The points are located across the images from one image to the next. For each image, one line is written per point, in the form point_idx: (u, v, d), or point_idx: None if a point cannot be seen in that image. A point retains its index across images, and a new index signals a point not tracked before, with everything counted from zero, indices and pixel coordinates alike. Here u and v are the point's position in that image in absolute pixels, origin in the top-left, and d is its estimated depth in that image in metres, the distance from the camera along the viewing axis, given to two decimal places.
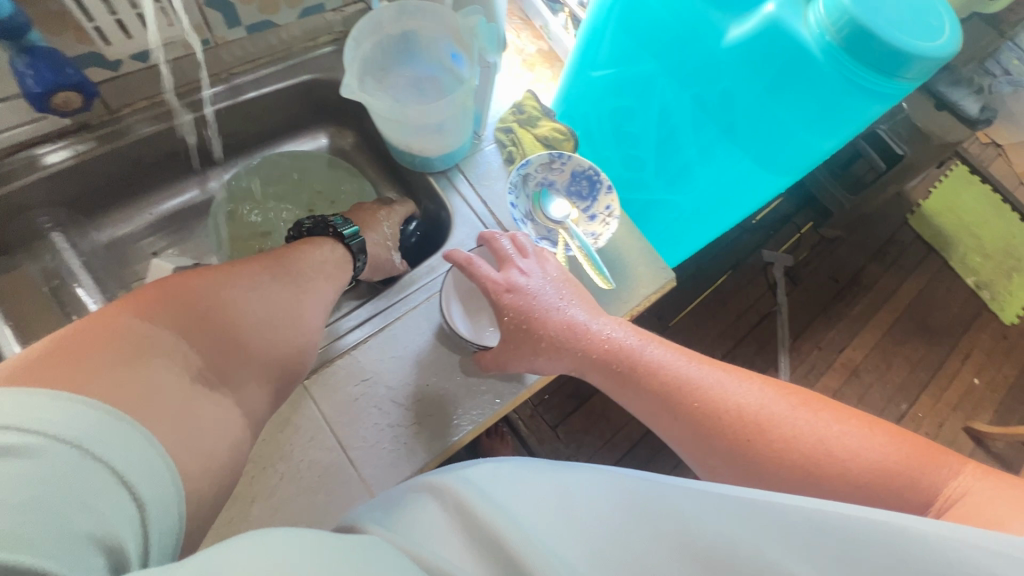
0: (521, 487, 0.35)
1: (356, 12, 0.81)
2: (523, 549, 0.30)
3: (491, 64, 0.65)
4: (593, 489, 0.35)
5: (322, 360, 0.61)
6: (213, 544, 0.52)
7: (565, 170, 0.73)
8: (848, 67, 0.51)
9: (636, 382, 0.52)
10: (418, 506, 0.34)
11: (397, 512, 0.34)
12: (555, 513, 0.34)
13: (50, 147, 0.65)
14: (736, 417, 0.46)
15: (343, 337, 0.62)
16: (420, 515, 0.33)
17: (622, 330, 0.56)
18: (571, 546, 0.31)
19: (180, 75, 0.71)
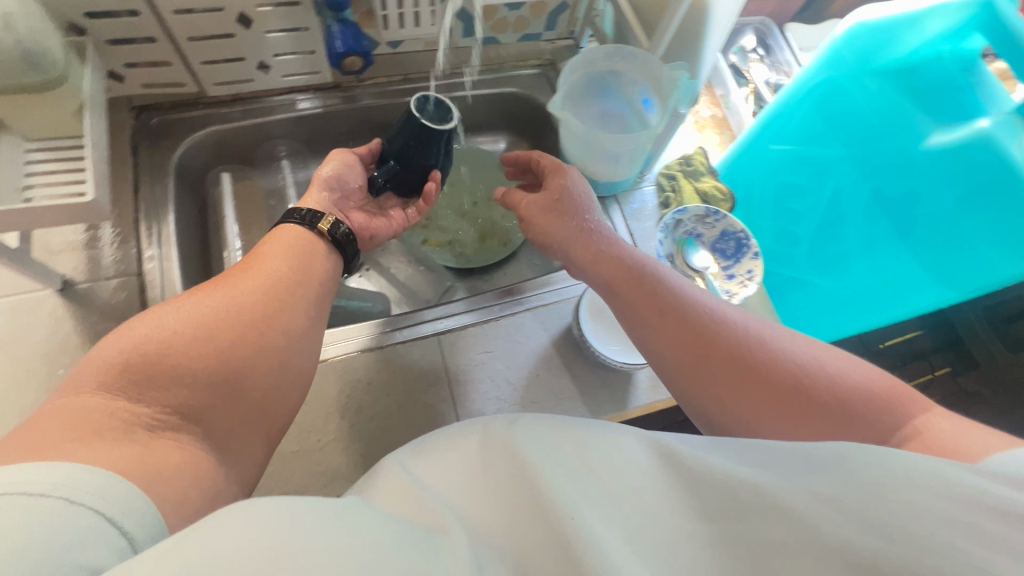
0: (565, 436, 0.34)
1: (565, 47, 0.92)
2: (527, 471, 0.31)
3: (681, 115, 0.71)
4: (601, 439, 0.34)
5: (422, 332, 0.68)
6: (332, 441, 0.61)
7: (716, 227, 0.76)
8: None
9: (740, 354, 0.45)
10: (454, 444, 0.36)
11: (431, 453, 0.36)
12: (565, 447, 0.33)
13: (307, 96, 0.81)
14: (775, 387, 0.42)
15: (438, 320, 0.69)
16: (445, 459, 0.35)
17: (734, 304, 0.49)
18: (583, 489, 0.30)
19: (417, 64, 0.86)
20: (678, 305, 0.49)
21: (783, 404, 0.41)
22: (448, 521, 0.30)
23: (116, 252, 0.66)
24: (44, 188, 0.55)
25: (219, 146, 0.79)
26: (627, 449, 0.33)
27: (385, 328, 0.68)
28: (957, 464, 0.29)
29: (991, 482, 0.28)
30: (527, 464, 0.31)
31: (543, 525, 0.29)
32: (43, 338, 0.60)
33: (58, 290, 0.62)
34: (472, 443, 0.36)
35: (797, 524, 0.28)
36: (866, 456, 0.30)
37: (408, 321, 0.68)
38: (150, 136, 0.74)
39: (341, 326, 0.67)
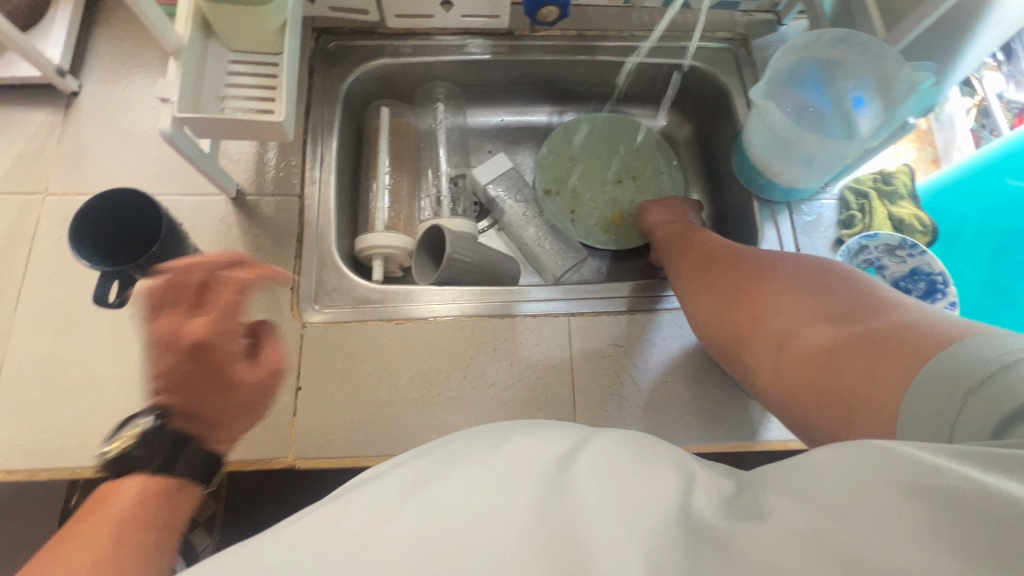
0: (592, 464, 0.32)
1: (762, 22, 0.81)
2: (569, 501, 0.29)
3: (907, 125, 0.60)
4: (623, 453, 0.34)
5: (516, 310, 0.65)
6: (451, 399, 0.61)
7: (908, 262, 0.65)
8: None
9: (842, 354, 0.41)
10: (513, 439, 0.35)
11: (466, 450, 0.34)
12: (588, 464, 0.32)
13: (478, 40, 0.77)
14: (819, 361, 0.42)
15: (533, 300, 0.66)
16: (482, 453, 0.33)
17: (846, 296, 0.45)
18: (591, 481, 0.30)
19: (595, 21, 0.79)
20: (763, 297, 0.51)
21: (826, 375, 0.41)
22: (466, 481, 0.30)
23: (284, 171, 0.69)
24: (239, 100, 0.57)
25: (385, 79, 0.78)
26: (653, 477, 0.32)
27: (475, 297, 0.66)
28: (985, 457, 0.26)
29: (990, 476, 0.24)
30: (568, 462, 0.32)
31: (545, 515, 0.29)
32: (214, 242, 0.64)
33: (230, 198, 0.66)
34: (553, 445, 0.34)
35: (785, 527, 0.27)
36: (877, 444, 0.28)
37: (505, 294, 0.66)
38: (326, 60, 0.75)
39: (434, 287, 0.66)
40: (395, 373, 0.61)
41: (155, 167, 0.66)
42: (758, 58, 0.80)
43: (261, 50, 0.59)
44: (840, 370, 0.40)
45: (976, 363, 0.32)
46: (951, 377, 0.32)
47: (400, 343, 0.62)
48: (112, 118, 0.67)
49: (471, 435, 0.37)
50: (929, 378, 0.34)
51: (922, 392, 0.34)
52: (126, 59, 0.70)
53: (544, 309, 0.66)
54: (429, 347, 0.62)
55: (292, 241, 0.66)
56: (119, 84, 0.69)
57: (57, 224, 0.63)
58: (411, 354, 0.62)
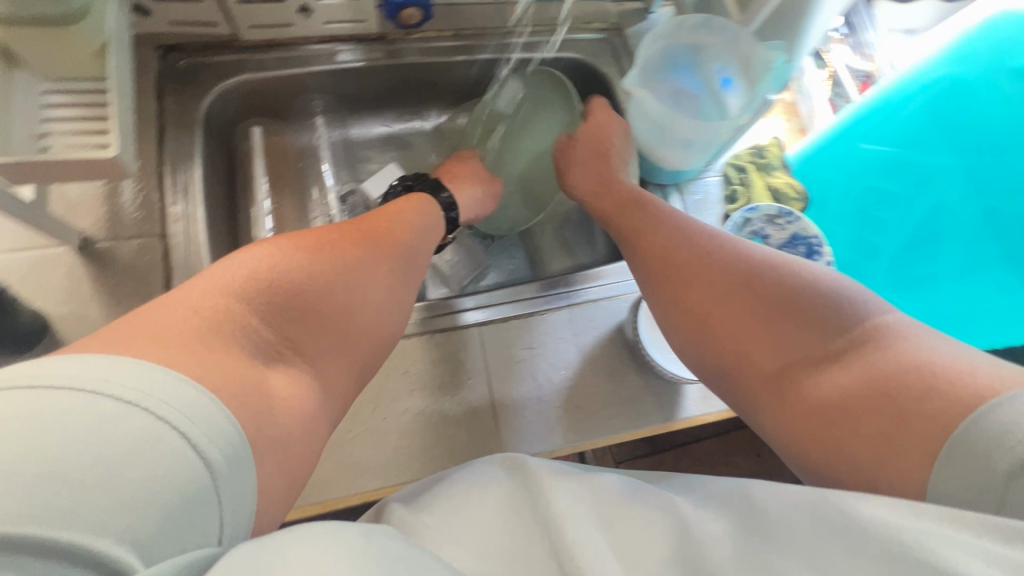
0: (574, 500, 0.38)
1: (634, 10, 0.83)
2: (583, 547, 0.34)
3: (769, 102, 0.64)
4: (595, 489, 0.39)
5: (444, 325, 0.63)
6: (364, 433, 0.57)
7: (787, 230, 0.69)
8: None
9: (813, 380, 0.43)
10: (483, 494, 0.40)
11: (451, 520, 0.38)
12: (585, 486, 0.39)
13: (349, 47, 0.73)
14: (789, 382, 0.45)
15: (458, 312, 0.64)
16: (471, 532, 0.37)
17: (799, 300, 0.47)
18: (585, 531, 0.35)
19: (471, 19, 0.77)
20: (697, 281, 0.53)
21: (834, 427, 0.40)
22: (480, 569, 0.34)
23: (139, 208, 0.61)
24: (63, 137, 0.49)
25: (252, 96, 0.72)
26: (651, 523, 0.36)
27: None
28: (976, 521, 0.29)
29: (961, 534, 0.29)
30: (557, 503, 0.37)
31: (555, 556, 0.35)
32: (62, 301, 0.56)
33: (75, 248, 0.58)
34: (489, 500, 0.40)
35: None
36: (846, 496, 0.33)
37: (430, 309, 0.63)
38: (177, 81, 0.67)
39: None
40: None
41: None
42: (634, 47, 0.81)
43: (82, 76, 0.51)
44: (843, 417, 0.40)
45: (998, 446, 0.32)
46: (978, 459, 0.32)
47: None
48: None
49: (451, 499, 0.40)
50: (955, 452, 0.34)
51: (954, 471, 0.33)
52: None
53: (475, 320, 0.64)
54: None
55: (159, 287, 0.59)
56: None
57: None
58: None
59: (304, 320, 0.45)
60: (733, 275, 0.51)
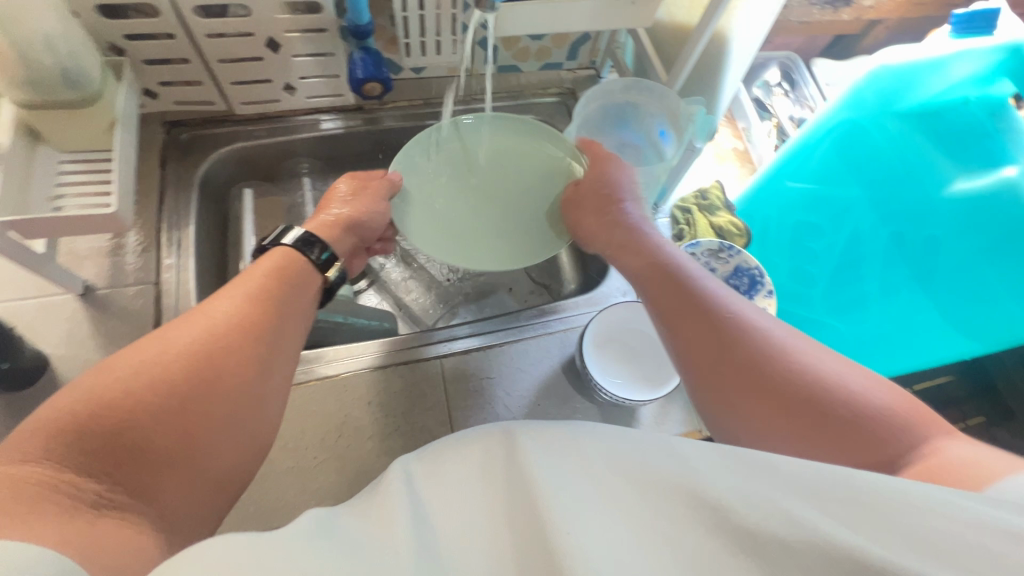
0: (585, 482, 0.30)
1: (586, 77, 0.93)
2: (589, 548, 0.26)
3: (696, 148, 0.71)
4: (624, 456, 0.31)
5: (431, 353, 0.68)
6: (328, 460, 0.61)
7: (730, 263, 0.74)
8: (1003, 261, 0.57)
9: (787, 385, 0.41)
10: (490, 462, 0.33)
11: (440, 475, 0.33)
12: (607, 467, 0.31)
13: (330, 117, 0.83)
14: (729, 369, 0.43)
15: (437, 342, 0.69)
16: (465, 488, 0.32)
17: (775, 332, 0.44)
18: (566, 500, 0.29)
19: (439, 89, 0.87)
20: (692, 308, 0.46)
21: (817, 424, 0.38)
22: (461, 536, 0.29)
23: (137, 259, 0.68)
24: (74, 197, 0.58)
25: (244, 161, 0.82)
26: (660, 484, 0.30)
27: (375, 351, 0.67)
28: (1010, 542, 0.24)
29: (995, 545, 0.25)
30: (557, 484, 0.30)
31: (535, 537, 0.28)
32: (61, 342, 0.62)
33: (78, 295, 0.65)
34: (500, 462, 0.33)
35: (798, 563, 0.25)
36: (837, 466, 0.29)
37: (415, 340, 0.69)
38: (179, 150, 0.77)
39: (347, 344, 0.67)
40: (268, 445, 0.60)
41: None
42: None
43: (94, 147, 0.61)
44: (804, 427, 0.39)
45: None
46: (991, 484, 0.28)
47: None
48: None
49: (453, 455, 0.34)
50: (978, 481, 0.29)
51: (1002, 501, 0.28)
52: None
53: (457, 350, 0.69)
54: (301, 411, 0.62)
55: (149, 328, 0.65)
56: None
57: None
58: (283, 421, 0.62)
59: (134, 454, 0.35)
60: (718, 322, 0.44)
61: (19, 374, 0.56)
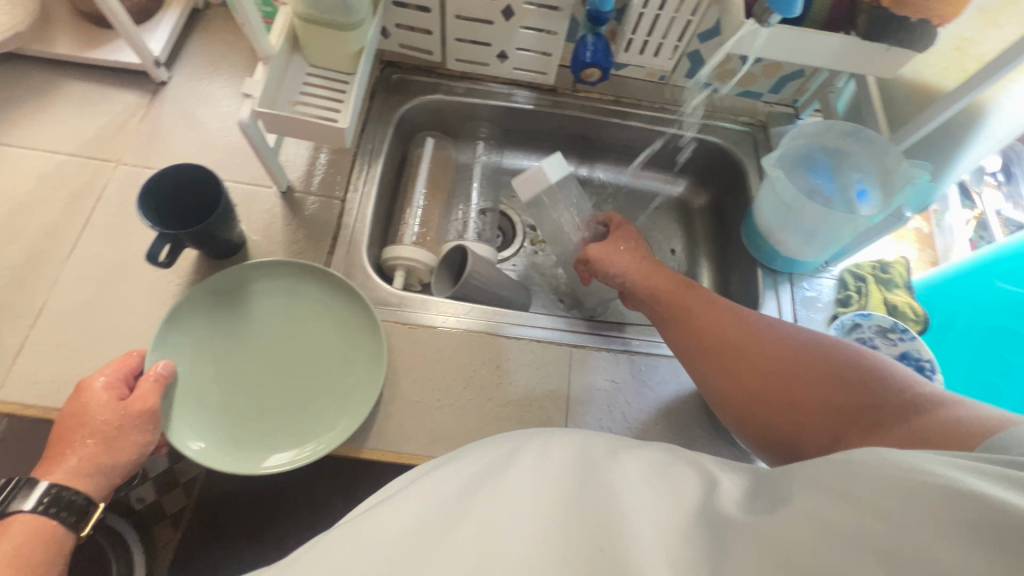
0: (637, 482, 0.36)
1: (782, 113, 0.89)
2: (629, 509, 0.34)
3: (903, 217, 0.66)
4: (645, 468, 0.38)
5: (504, 331, 0.68)
6: (449, 406, 0.63)
7: (898, 346, 0.68)
8: None
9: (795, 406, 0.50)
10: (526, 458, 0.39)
11: (478, 459, 0.41)
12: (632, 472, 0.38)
13: (524, 91, 0.86)
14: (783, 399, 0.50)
15: (523, 326, 0.69)
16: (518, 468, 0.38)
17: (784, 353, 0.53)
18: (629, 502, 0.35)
19: (631, 90, 0.88)
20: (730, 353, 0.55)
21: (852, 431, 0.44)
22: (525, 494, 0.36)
23: (332, 176, 0.75)
24: (310, 107, 0.65)
25: (436, 113, 0.87)
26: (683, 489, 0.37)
27: (475, 315, 0.69)
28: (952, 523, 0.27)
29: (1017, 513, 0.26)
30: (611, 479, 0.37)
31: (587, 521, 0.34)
32: (259, 229, 0.70)
33: (280, 192, 0.72)
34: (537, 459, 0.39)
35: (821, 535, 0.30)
36: (899, 458, 0.31)
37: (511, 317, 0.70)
38: (387, 89, 0.83)
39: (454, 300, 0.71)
40: (402, 375, 0.64)
41: (220, 157, 0.73)
42: (775, 144, 0.87)
43: (336, 68, 0.67)
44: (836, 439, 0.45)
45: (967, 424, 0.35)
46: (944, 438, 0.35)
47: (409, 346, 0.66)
48: (192, 109, 0.75)
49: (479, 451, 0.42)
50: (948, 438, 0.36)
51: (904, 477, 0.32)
52: (214, 62, 0.79)
53: (535, 336, 0.69)
54: (436, 354, 0.66)
55: (328, 238, 0.71)
56: (203, 82, 0.77)
57: (122, 190, 0.69)
58: (418, 358, 0.65)
59: None
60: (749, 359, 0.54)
61: (219, 245, 0.63)
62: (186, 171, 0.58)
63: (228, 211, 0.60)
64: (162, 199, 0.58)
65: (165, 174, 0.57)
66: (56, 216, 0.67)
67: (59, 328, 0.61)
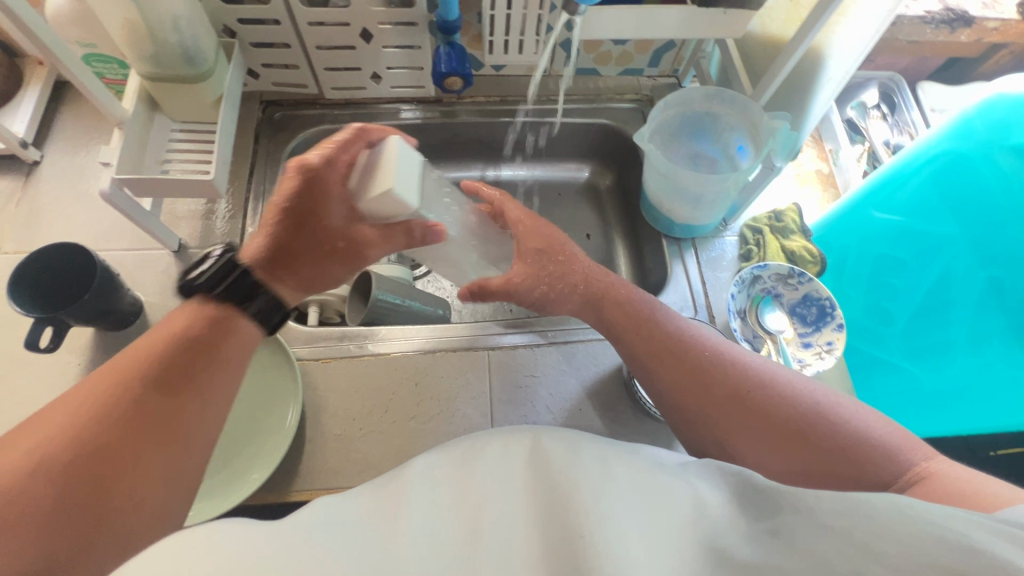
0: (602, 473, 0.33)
1: (666, 84, 0.91)
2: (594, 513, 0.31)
3: (776, 167, 0.68)
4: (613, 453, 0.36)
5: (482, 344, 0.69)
6: (372, 432, 0.64)
7: (798, 290, 0.71)
8: None
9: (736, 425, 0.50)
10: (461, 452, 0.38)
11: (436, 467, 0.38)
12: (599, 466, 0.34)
13: (410, 106, 0.86)
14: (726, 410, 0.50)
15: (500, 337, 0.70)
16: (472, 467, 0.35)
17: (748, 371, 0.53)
18: (599, 492, 0.32)
19: (516, 87, 0.89)
20: (678, 362, 0.54)
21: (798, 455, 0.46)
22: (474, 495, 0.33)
23: (225, 225, 0.75)
24: (179, 163, 0.64)
25: (327, 143, 0.87)
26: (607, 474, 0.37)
27: (444, 338, 0.70)
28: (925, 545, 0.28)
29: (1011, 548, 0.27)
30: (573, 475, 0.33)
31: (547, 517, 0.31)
32: (155, 292, 0.69)
33: (174, 252, 0.71)
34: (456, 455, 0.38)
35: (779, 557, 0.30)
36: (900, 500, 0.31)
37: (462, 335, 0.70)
38: (272, 128, 0.83)
39: (405, 325, 0.71)
40: (320, 411, 0.64)
41: (107, 227, 0.72)
42: None
43: (201, 121, 0.67)
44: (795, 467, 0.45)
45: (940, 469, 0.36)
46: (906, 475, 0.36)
47: (325, 380, 0.65)
48: (71, 182, 0.74)
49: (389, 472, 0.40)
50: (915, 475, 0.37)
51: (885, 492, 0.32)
52: (88, 132, 0.78)
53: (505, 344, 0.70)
54: (353, 383, 0.66)
55: None
56: (79, 153, 0.76)
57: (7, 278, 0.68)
58: (335, 391, 0.65)
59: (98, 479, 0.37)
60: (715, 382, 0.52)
61: (111, 315, 0.63)
62: (52, 249, 0.56)
63: (109, 280, 0.59)
64: (35, 284, 0.56)
65: (32, 259, 0.56)
66: None
67: None
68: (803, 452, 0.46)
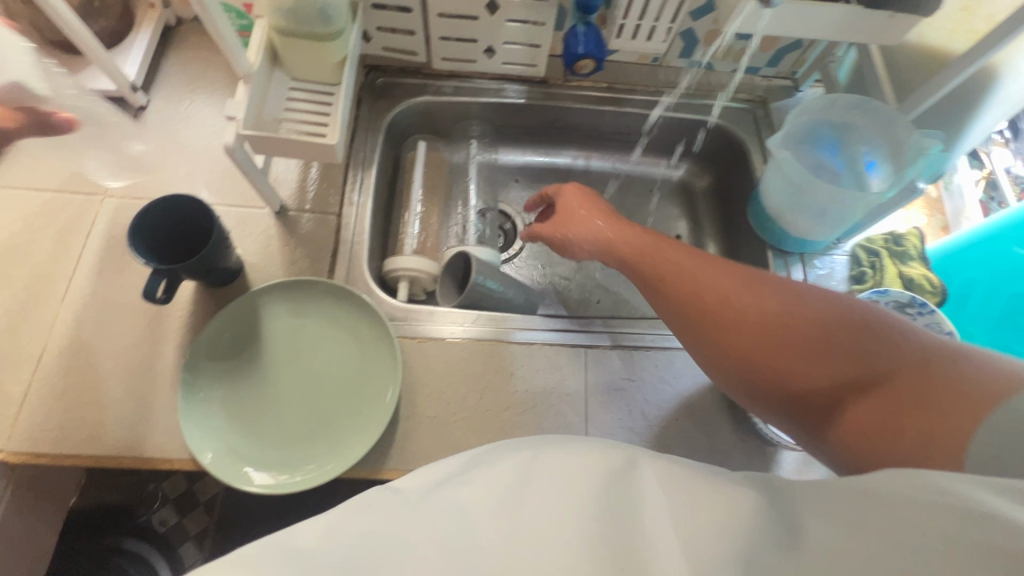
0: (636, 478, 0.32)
1: (781, 87, 0.86)
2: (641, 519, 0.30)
3: (915, 189, 0.64)
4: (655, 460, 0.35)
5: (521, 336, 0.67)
6: (465, 418, 0.62)
7: (917, 320, 0.67)
8: None
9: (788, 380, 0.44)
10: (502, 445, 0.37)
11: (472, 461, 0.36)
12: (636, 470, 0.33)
13: (514, 85, 0.83)
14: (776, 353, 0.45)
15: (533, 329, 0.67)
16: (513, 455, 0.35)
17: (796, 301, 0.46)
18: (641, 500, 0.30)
19: (624, 75, 0.85)
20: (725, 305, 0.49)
21: (877, 414, 0.37)
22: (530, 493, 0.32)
23: (325, 190, 0.73)
24: (296, 124, 0.62)
25: (425, 115, 0.84)
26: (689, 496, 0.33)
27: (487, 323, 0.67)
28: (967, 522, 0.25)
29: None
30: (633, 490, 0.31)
31: (604, 520, 0.30)
32: (255, 252, 0.68)
33: (274, 212, 0.70)
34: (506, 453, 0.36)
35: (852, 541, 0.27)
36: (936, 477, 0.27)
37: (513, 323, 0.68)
38: (374, 94, 0.81)
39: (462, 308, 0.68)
40: (415, 391, 0.63)
41: (210, 181, 0.71)
42: (775, 120, 0.85)
43: (319, 81, 0.64)
44: (901, 431, 0.35)
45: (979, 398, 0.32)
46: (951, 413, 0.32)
47: (420, 361, 0.64)
48: (175, 132, 0.73)
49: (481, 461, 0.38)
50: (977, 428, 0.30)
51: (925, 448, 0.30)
52: (193, 81, 0.76)
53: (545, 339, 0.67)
54: (448, 366, 0.64)
55: (326, 255, 0.69)
56: (183, 102, 0.75)
57: (110, 223, 0.67)
58: (429, 372, 0.64)
59: None
60: (767, 321, 0.46)
61: (215, 273, 0.62)
62: (162, 199, 0.55)
63: (221, 237, 0.58)
64: (151, 233, 0.55)
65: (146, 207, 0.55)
66: (46, 257, 0.65)
67: (62, 374, 0.60)
68: (867, 390, 0.39)
